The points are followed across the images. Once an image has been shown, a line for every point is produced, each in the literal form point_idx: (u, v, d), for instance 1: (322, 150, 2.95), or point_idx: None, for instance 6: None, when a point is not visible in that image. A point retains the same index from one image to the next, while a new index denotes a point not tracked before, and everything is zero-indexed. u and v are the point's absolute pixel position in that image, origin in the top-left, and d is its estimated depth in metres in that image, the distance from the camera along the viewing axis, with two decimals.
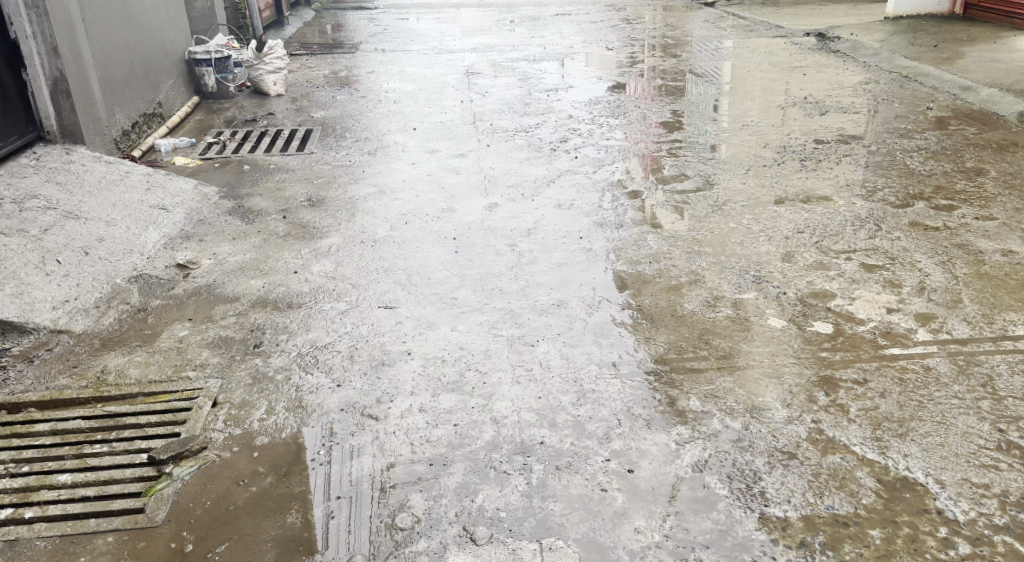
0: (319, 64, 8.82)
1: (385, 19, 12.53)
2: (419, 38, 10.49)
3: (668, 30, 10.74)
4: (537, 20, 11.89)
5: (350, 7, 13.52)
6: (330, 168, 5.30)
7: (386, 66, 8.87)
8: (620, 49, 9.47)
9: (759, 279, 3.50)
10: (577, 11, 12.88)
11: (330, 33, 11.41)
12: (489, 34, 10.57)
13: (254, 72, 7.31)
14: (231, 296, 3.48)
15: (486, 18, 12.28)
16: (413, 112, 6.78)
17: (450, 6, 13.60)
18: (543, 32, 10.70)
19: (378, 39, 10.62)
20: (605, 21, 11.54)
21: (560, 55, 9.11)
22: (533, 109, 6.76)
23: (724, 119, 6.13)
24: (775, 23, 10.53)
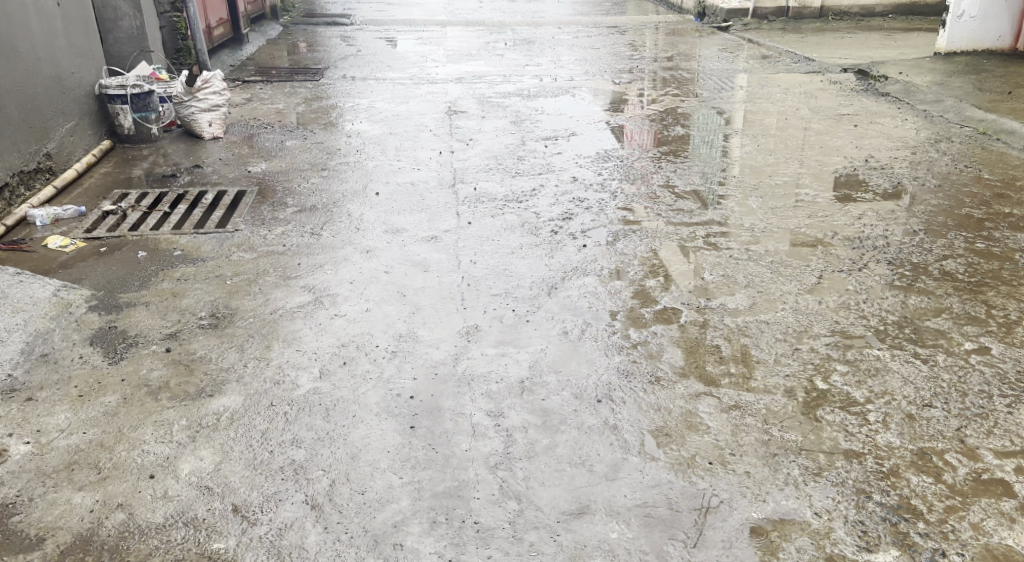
0: (274, 99, 7.53)
1: (360, 38, 11.22)
2: (396, 63, 9.20)
3: (680, 58, 9.47)
4: (530, 44, 10.60)
5: (323, 24, 12.22)
6: (252, 258, 3.98)
7: (352, 100, 7.56)
8: (627, 82, 8.20)
9: (891, 524, 2.18)
10: (576, 33, 11.59)
11: (296, 54, 10.11)
12: (475, 61, 9.28)
13: (183, 109, 6.05)
14: (31, 538, 2.17)
15: (474, 39, 10.98)
16: (376, 169, 5.46)
17: (435, 24, 12.29)
18: (537, 60, 9.42)
19: (349, 63, 9.32)
20: (607, 47, 10.27)
21: (558, 90, 7.85)
22: (526, 167, 5.48)
23: (767, 188, 4.86)
24: (801, 53, 9.29)
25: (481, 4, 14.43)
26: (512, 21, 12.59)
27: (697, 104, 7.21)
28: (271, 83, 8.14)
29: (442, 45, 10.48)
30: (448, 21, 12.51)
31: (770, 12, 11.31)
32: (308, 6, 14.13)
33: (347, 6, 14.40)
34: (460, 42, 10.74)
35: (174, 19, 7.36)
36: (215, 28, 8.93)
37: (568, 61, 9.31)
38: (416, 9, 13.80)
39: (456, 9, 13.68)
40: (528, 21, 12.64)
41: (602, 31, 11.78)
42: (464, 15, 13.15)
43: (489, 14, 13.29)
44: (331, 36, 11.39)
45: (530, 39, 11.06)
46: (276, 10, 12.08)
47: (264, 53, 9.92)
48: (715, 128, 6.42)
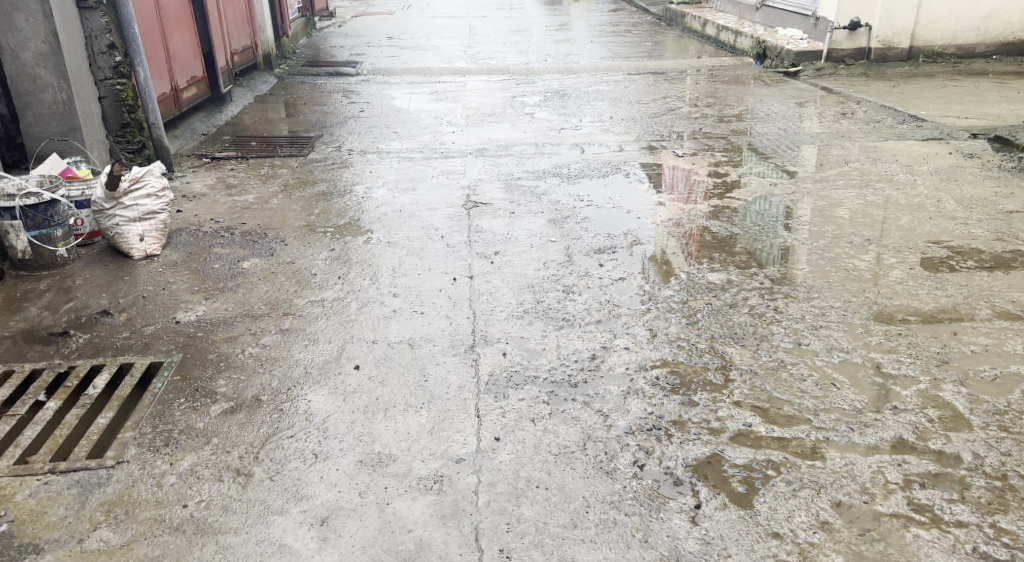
0: (244, 186, 5.93)
1: (366, 91, 9.64)
2: (406, 130, 7.58)
3: (751, 116, 7.77)
4: (564, 99, 8.97)
5: (325, 76, 10.67)
6: (121, 552, 2.36)
7: (344, 185, 5.93)
8: (693, 154, 6.51)
9: None
10: (618, 82, 9.95)
11: (286, 115, 8.53)
12: (501, 126, 7.65)
13: (104, 221, 4.49)
14: None
15: (500, 93, 9.37)
16: (362, 316, 3.78)
17: (455, 74, 10.72)
18: (576, 122, 7.78)
19: (347, 129, 7.71)
20: (658, 102, 8.60)
21: (605, 166, 6.23)
22: (578, 311, 3.78)
23: (962, 361, 3.13)
24: (899, 106, 7.65)
25: (508, 48, 12.86)
26: (542, 68, 10.98)
27: (795, 187, 5.48)
28: (245, 161, 6.54)
29: (463, 101, 8.88)
30: (469, 69, 10.93)
31: (849, 55, 9.65)
32: (312, 53, 12.63)
33: (357, 52, 12.90)
34: (483, 97, 9.13)
35: (116, 87, 5.79)
36: (183, 89, 7.37)
37: (614, 124, 7.65)
38: (433, 55, 12.25)
39: (478, 55, 12.12)
40: (561, 67, 11.02)
41: (650, 79, 10.13)
42: (488, 61, 11.57)
43: (517, 59, 11.72)
44: (332, 89, 9.83)
45: (565, 91, 9.44)
46: (270, 59, 10.54)
47: (248, 115, 8.36)
48: (834, 226, 4.69)
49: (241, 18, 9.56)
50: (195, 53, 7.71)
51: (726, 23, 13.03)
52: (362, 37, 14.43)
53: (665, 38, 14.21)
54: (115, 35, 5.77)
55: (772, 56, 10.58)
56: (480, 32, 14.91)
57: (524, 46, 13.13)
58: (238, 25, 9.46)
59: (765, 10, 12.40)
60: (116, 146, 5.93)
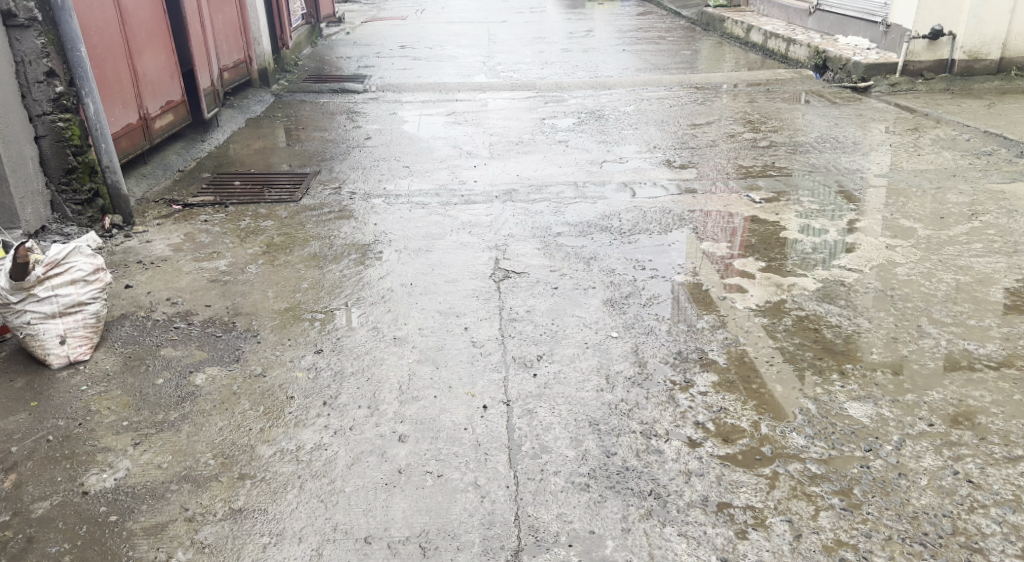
0: (217, 245, 4.74)
1: (375, 113, 8.47)
2: (422, 167, 6.41)
3: (828, 145, 6.56)
4: (603, 123, 7.77)
5: (327, 93, 9.48)
6: None
7: (342, 244, 4.75)
8: (773, 201, 5.29)
9: None
10: (661, 99, 8.75)
11: (280, 143, 7.35)
12: (534, 162, 6.48)
13: (13, 318, 3.33)
14: None
15: (529, 115, 8.19)
16: (353, 484, 2.61)
17: (476, 90, 9.56)
18: (621, 156, 6.59)
19: (351, 163, 6.53)
20: (713, 127, 7.40)
21: (664, 217, 5.09)
22: (667, 478, 2.59)
23: None
24: (1006, 133, 6.50)
25: (532, 58, 11.69)
26: (573, 82, 9.79)
27: (921, 252, 4.26)
28: (223, 209, 5.37)
29: (486, 126, 7.70)
30: (491, 85, 9.76)
31: (929, 68, 8.62)
32: (315, 66, 11.46)
33: (365, 64, 11.72)
34: (509, 120, 7.96)
35: (57, 124, 4.63)
36: (156, 117, 6.21)
37: (666, 158, 6.46)
38: (450, 67, 11.08)
39: (500, 67, 10.96)
40: (594, 80, 9.83)
41: (696, 96, 8.92)
42: (512, 75, 10.39)
43: (544, 72, 10.60)
44: (335, 110, 8.65)
45: (602, 112, 8.24)
46: (267, 74, 9.37)
47: (235, 143, 7.18)
48: (1000, 321, 3.48)
49: (230, 32, 8.42)
50: (172, 74, 6.55)
51: (773, 29, 11.80)
52: (371, 46, 13.27)
53: (702, 46, 13.05)
54: (55, 59, 4.59)
55: (835, 68, 9.37)
56: (500, 40, 13.73)
57: (551, 56, 11.96)
58: (228, 40, 8.31)
59: (819, 14, 11.19)
60: (59, 197, 4.74)
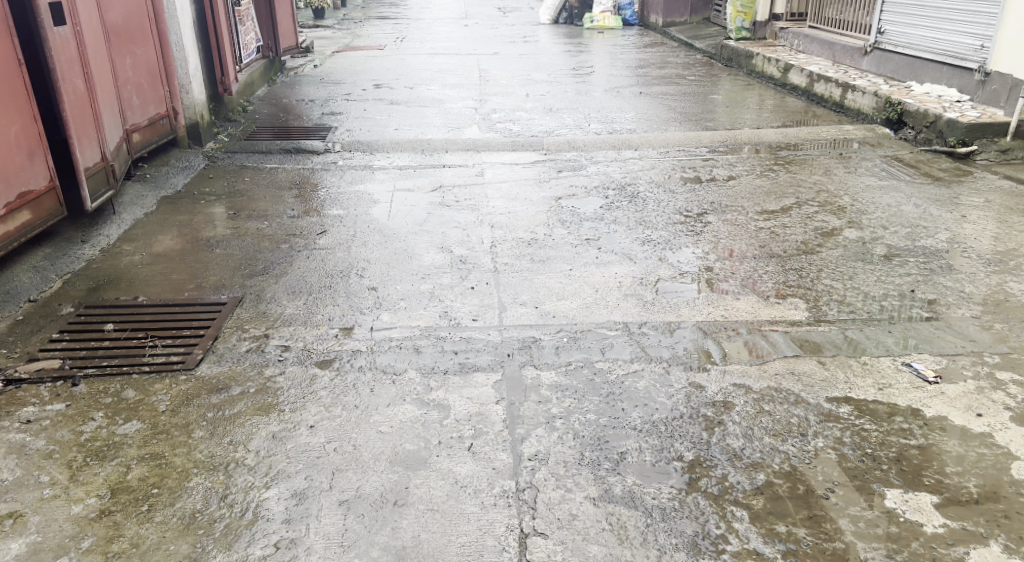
0: (21, 495, 2.72)
1: (335, 189, 6.46)
2: (396, 291, 4.41)
3: (969, 254, 4.70)
4: (639, 209, 5.80)
5: (278, 154, 7.46)
6: None
7: (244, 491, 2.74)
8: (954, 380, 3.33)
9: None
10: (705, 166, 6.86)
11: (200, 237, 5.31)
12: (558, 283, 4.50)
13: None
14: None
15: (540, 194, 6.23)
16: None
17: (468, 151, 7.59)
18: (681, 271, 4.62)
19: (292, 282, 4.52)
20: (792, 218, 5.44)
21: (785, 412, 3.12)
22: None
23: None
24: None
25: (533, 105, 9.74)
26: (589, 139, 7.84)
27: None
28: (68, 391, 3.34)
29: (484, 215, 5.73)
30: (485, 144, 7.78)
31: None
32: (270, 114, 9.43)
33: (330, 109, 9.71)
34: (514, 204, 5.99)
35: None
36: None
37: (749, 277, 4.49)
38: (435, 116, 9.10)
39: (495, 118, 8.99)
40: (614, 137, 7.89)
41: (751, 160, 6.97)
42: (511, 130, 8.43)
43: (549, 123, 8.71)
44: (284, 182, 6.63)
45: (635, 189, 6.28)
46: (198, 132, 7.41)
47: (132, 242, 5.15)
48: None
49: (137, 82, 6.41)
50: (32, 151, 4.49)
51: (819, 70, 9.92)
52: (341, 86, 11.26)
53: (727, 87, 11.23)
54: None
55: (918, 125, 7.49)
56: (492, 78, 11.77)
57: (555, 101, 10.01)
58: (132, 93, 6.30)
59: (877, 54, 9.32)
60: None
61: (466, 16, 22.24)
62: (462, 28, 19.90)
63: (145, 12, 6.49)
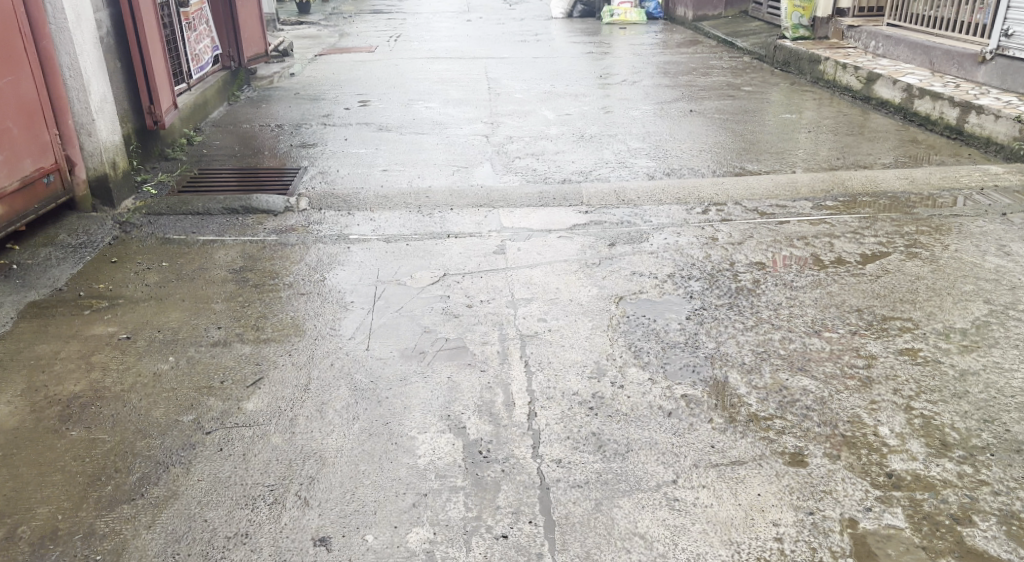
0: None
1: (290, 280, 4.46)
2: (365, 555, 2.44)
3: None
4: (749, 321, 3.79)
5: (220, 216, 5.46)
6: None
7: None
8: None
9: None
10: (815, 236, 4.85)
11: (53, 394, 3.33)
12: (659, 522, 2.52)
13: None
14: None
15: (591, 289, 4.22)
16: None
17: (479, 212, 5.59)
18: (874, 491, 2.61)
19: (180, 530, 2.57)
20: (1003, 351, 3.44)
21: None
22: None
23: None
24: None
25: (558, 131, 7.69)
26: (642, 186, 5.83)
27: None
28: None
29: (513, 340, 3.72)
30: (505, 198, 5.77)
31: None
32: (224, 147, 7.42)
33: (302, 138, 7.69)
34: (553, 314, 3.98)
35: None
36: None
37: (1010, 518, 2.52)
38: (435, 152, 7.08)
39: (512, 155, 6.97)
40: (675, 182, 5.87)
41: (881, 225, 4.95)
42: (535, 175, 6.42)
43: (582, 161, 6.70)
44: (219, 266, 4.63)
45: (729, 281, 4.27)
46: (106, 186, 5.37)
47: None
48: None
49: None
50: None
51: (918, 82, 7.87)
52: (319, 103, 9.23)
53: (792, 94, 9.17)
54: None
55: None
56: (504, 91, 9.71)
57: (585, 124, 7.98)
58: None
59: (1001, 63, 7.27)
60: None
61: (470, 9, 20.11)
62: (466, 24, 17.81)
63: (13, 31, 4.60)
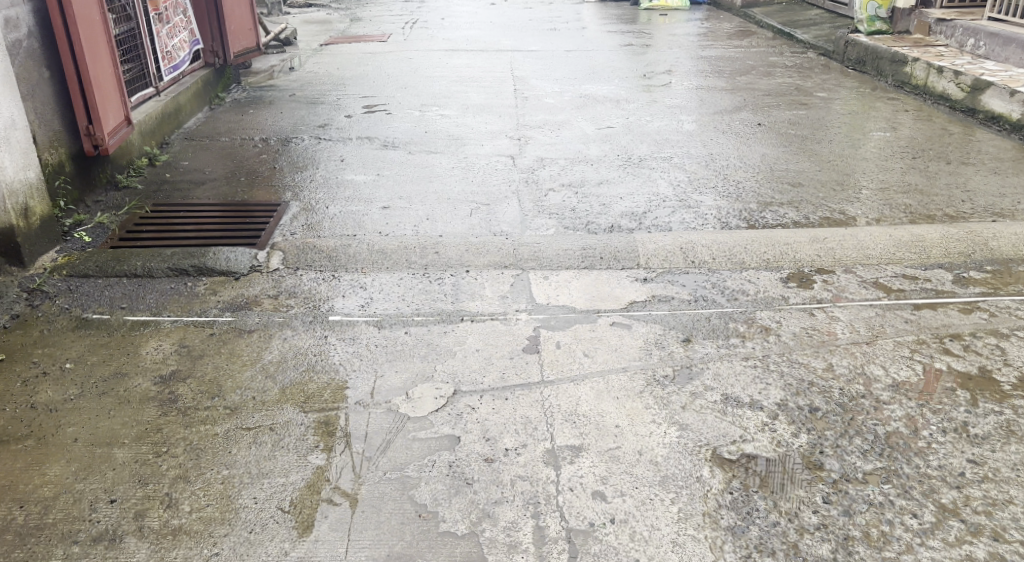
0: None
1: (237, 399, 3.15)
2: None
3: None
4: (924, 516, 2.47)
5: (164, 280, 4.20)
6: None
7: None
8: None
9: None
10: (972, 332, 3.48)
11: None
12: None
13: None
14: None
15: (668, 430, 2.86)
16: None
17: (505, 278, 4.29)
18: None
19: None
20: None
21: None
22: None
23: None
24: None
25: (600, 153, 6.37)
26: (715, 238, 4.48)
27: None
28: None
29: (556, 541, 2.43)
30: (538, 256, 4.46)
31: None
32: (194, 170, 6.16)
33: (289, 159, 6.41)
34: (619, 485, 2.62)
35: None
36: None
37: None
38: (450, 182, 5.78)
39: (544, 187, 5.65)
40: (760, 234, 4.52)
41: None
42: (574, 217, 5.09)
43: (631, 199, 5.38)
44: (142, 374, 3.34)
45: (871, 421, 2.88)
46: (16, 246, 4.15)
47: None
48: None
49: None
50: None
51: None
52: (316, 109, 7.93)
53: (876, 100, 7.72)
54: None
55: None
56: (534, 95, 8.35)
57: (632, 142, 6.63)
58: None
59: None
60: None
61: None
62: (490, 7, 16.37)
63: None
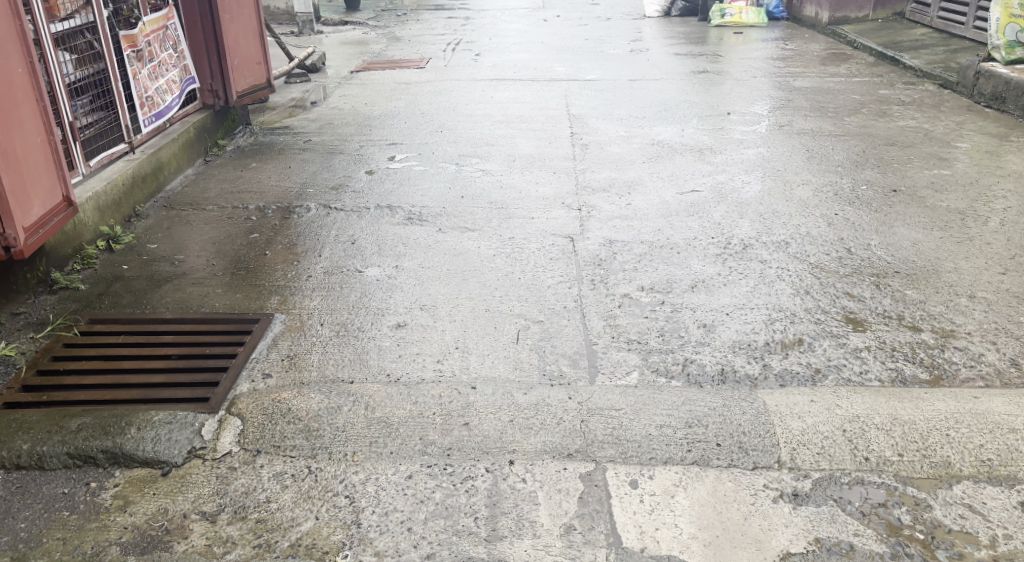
0: None
1: None
2: None
3: None
4: None
5: (57, 478, 2.80)
6: None
7: None
8: None
9: None
10: None
11: None
12: None
13: None
14: None
15: None
16: None
17: (567, 485, 2.72)
18: None
19: None
20: None
21: None
22: None
23: None
24: None
25: (689, 234, 4.86)
26: (888, 416, 2.96)
27: None
28: None
29: None
30: (618, 436, 2.92)
31: None
32: (162, 253, 4.77)
33: (287, 239, 4.98)
34: None
35: None
36: None
37: None
38: (494, 283, 4.33)
39: (619, 294, 4.15)
40: (961, 410, 2.96)
41: None
42: (666, 352, 3.58)
43: (741, 316, 3.85)
44: None
45: None
46: None
47: None
48: None
49: None
50: None
51: None
52: (333, 162, 6.53)
53: None
54: None
55: None
56: (597, 142, 6.87)
57: (729, 217, 5.11)
58: None
59: None
60: None
61: (545, 6, 17.22)
62: (540, 24, 14.94)
63: None
